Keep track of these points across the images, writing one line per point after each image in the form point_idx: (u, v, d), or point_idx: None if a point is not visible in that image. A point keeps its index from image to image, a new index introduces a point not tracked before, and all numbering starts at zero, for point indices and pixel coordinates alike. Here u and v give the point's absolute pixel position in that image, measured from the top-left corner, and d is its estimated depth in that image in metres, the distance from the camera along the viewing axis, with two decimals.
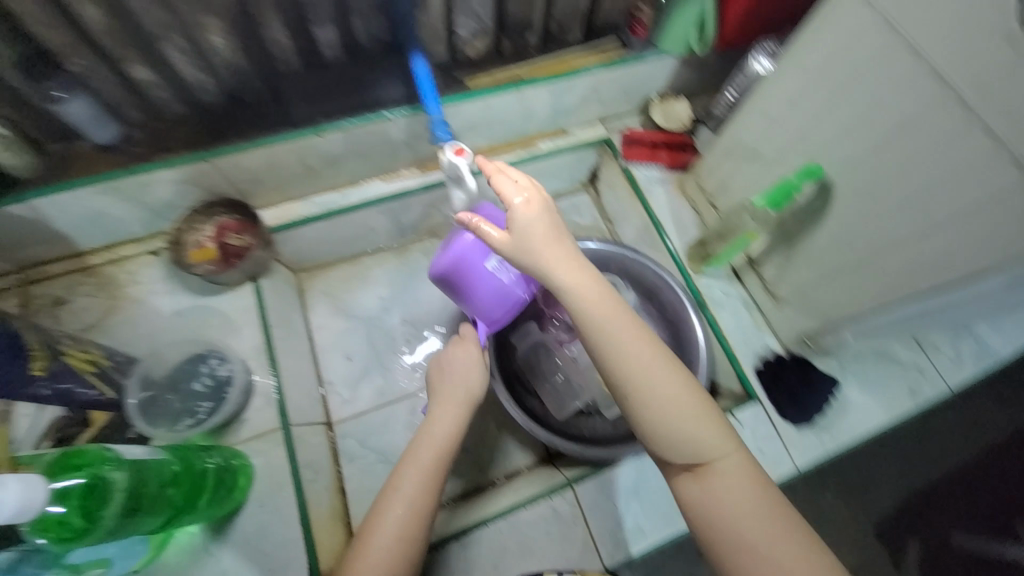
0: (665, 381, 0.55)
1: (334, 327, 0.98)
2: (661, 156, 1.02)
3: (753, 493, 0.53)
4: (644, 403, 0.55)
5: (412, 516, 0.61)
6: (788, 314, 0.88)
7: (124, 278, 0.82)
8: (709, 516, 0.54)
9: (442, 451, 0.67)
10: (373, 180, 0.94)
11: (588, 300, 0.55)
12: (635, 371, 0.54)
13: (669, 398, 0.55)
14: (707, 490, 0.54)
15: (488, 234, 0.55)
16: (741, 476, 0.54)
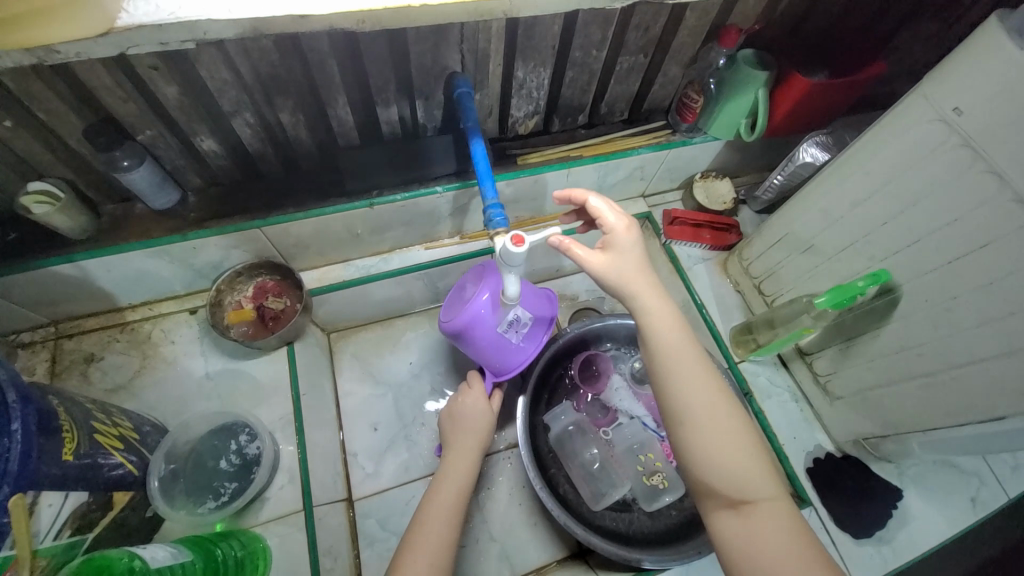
0: (721, 414, 0.56)
1: (362, 393, 0.94)
2: (704, 236, 1.01)
3: (797, 542, 0.50)
4: (696, 426, 0.55)
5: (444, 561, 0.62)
6: (840, 411, 0.83)
7: (158, 337, 0.81)
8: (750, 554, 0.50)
9: (462, 497, 0.69)
10: (416, 247, 0.94)
11: (659, 320, 0.58)
12: (695, 391, 0.56)
13: (722, 428, 0.55)
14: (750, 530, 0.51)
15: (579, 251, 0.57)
16: (784, 522, 0.51)
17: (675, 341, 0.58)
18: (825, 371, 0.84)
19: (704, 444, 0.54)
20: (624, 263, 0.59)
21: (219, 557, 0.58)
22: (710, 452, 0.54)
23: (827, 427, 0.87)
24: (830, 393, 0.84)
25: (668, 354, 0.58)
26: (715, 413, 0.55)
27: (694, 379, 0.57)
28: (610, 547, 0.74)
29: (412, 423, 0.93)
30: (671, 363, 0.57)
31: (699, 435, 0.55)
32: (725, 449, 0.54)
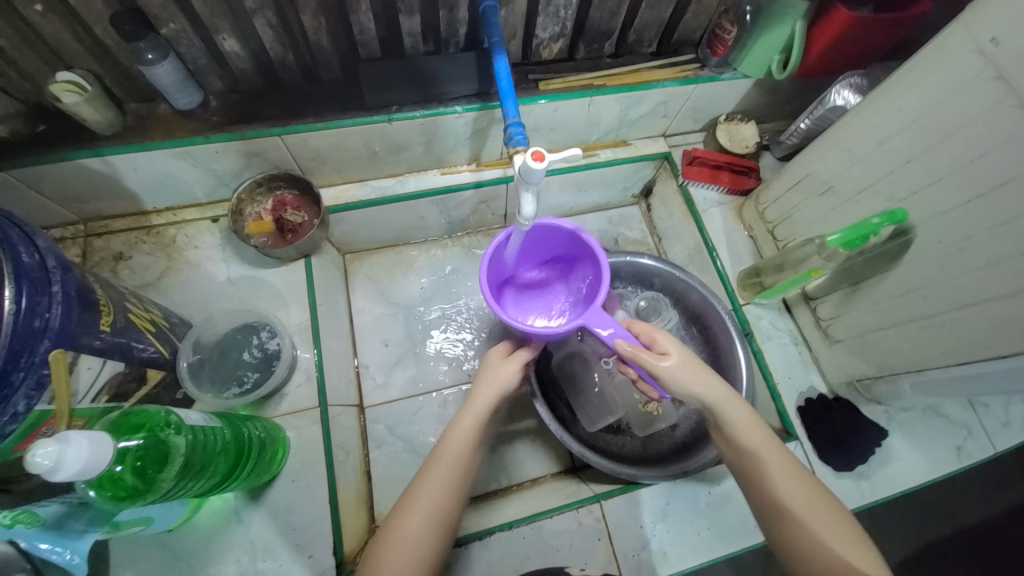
0: (807, 494, 0.55)
1: (374, 312, 0.98)
2: (723, 178, 1.00)
3: None
4: (784, 510, 0.55)
5: (441, 523, 0.55)
6: (837, 355, 0.85)
7: (183, 241, 0.84)
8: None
9: (467, 457, 0.59)
10: (431, 172, 0.94)
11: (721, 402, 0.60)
12: (776, 470, 0.56)
13: (815, 513, 0.54)
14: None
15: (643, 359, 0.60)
16: None
17: (756, 428, 0.59)
18: (828, 315, 0.85)
19: (796, 531, 0.54)
20: (686, 363, 0.61)
21: (243, 434, 0.62)
22: (804, 540, 0.53)
23: (823, 369, 0.89)
24: (830, 337, 0.86)
25: (751, 441, 0.58)
26: (802, 497, 0.55)
27: (779, 463, 0.57)
28: (602, 462, 0.79)
29: (422, 342, 0.97)
30: (752, 453, 0.58)
31: (787, 514, 0.55)
32: (821, 534, 0.53)
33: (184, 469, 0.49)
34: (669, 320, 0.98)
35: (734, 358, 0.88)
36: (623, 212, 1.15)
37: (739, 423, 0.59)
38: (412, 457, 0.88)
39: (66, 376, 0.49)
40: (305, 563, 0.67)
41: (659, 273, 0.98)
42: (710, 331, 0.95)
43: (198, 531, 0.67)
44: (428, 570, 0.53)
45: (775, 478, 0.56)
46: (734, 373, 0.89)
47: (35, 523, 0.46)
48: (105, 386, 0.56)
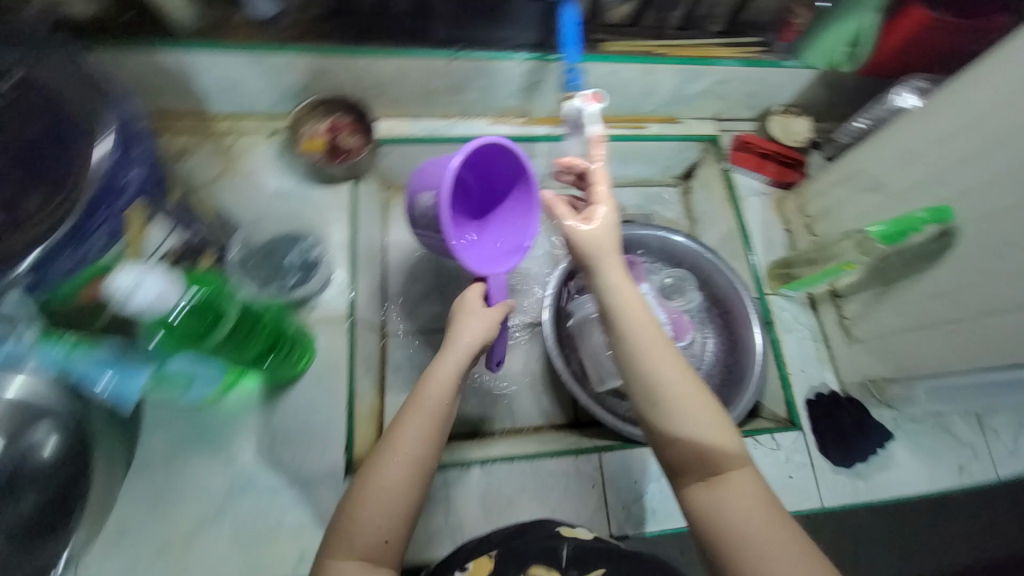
0: (691, 386, 0.57)
1: (407, 248, 1.01)
2: (768, 168, 1.00)
3: (763, 510, 0.52)
4: (673, 401, 0.56)
5: (407, 485, 0.54)
6: (857, 354, 0.85)
7: (239, 149, 0.88)
8: (712, 523, 0.53)
9: (439, 409, 0.57)
10: (481, 120, 0.96)
11: (626, 298, 0.60)
12: (668, 367, 0.57)
13: (702, 418, 0.56)
14: (720, 496, 0.54)
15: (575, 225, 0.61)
16: (749, 490, 0.54)
17: (645, 317, 0.59)
18: (853, 314, 0.86)
19: (682, 419, 0.56)
20: (602, 237, 0.61)
21: (279, 324, 0.66)
22: (687, 428, 0.56)
23: (838, 368, 0.89)
24: (852, 336, 0.87)
25: (641, 338, 0.58)
26: (686, 400, 0.56)
27: (664, 354, 0.58)
28: (609, 416, 0.81)
29: (448, 284, 1.00)
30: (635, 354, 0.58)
31: (661, 412, 0.56)
32: (699, 443, 0.55)
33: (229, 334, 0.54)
34: (692, 300, 1.00)
35: (750, 342, 0.90)
36: (660, 192, 1.14)
37: (636, 317, 0.59)
38: None
39: (142, 232, 0.53)
40: (317, 457, 0.72)
41: (689, 253, 0.99)
42: (730, 316, 0.96)
43: (223, 413, 0.72)
44: (404, 525, 0.53)
45: (664, 371, 0.57)
46: (747, 355, 0.91)
47: (95, 351, 0.50)
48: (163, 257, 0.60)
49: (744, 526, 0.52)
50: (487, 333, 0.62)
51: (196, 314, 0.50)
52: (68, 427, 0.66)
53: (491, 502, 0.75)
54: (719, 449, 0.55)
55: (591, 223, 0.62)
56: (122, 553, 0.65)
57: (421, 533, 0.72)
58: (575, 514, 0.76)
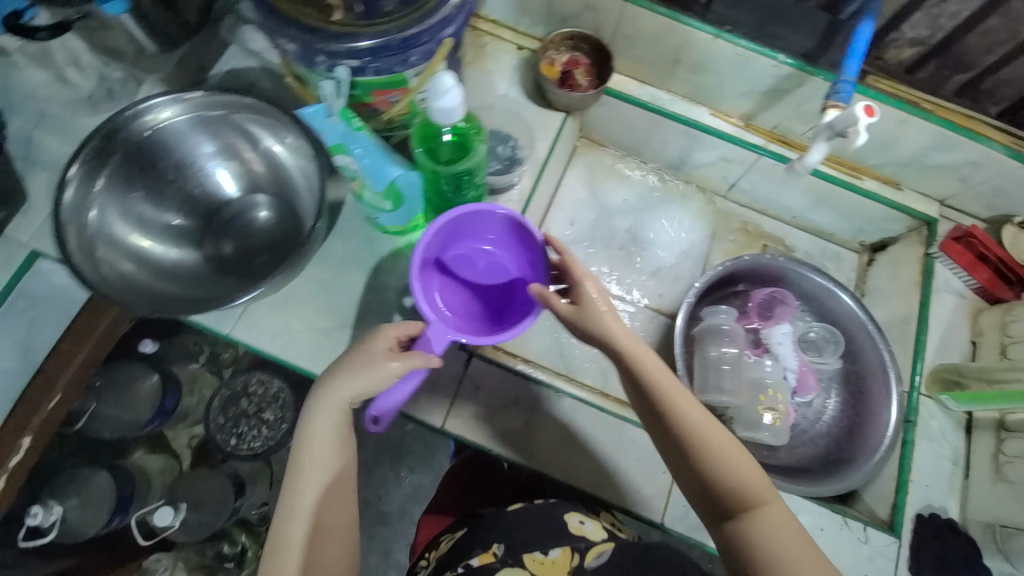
0: (711, 425, 0.61)
1: (576, 194, 1.05)
2: (983, 272, 0.89)
3: (801, 543, 0.56)
4: (698, 446, 0.60)
5: (334, 473, 0.64)
6: (997, 494, 0.77)
7: (488, 49, 0.97)
8: (756, 557, 0.56)
9: (321, 463, 0.63)
10: (702, 108, 0.97)
11: (632, 347, 0.63)
12: (690, 414, 0.61)
13: (733, 457, 0.59)
14: (755, 538, 0.56)
15: (558, 304, 0.64)
16: (785, 524, 0.57)
17: (658, 364, 0.63)
18: (1014, 453, 0.78)
19: (713, 466, 0.59)
20: (597, 292, 0.65)
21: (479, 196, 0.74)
22: (722, 476, 0.59)
23: (966, 502, 0.80)
24: (1001, 475, 0.78)
25: (660, 381, 0.62)
26: (708, 435, 0.60)
27: (681, 402, 0.61)
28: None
29: (597, 241, 1.03)
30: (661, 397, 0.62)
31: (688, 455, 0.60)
32: (728, 484, 0.59)
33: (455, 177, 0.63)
34: (827, 363, 0.94)
35: (879, 430, 0.83)
36: (839, 252, 1.06)
37: (652, 370, 0.62)
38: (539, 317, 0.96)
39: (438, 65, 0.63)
40: None
41: (849, 318, 0.92)
42: (865, 397, 0.89)
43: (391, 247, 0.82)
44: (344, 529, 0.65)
45: (689, 417, 0.61)
46: (870, 440, 0.84)
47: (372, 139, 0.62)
48: None
49: (788, 557, 0.55)
50: (388, 362, 0.61)
51: (463, 135, 0.61)
52: (282, 200, 0.78)
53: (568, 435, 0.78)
54: (755, 486, 0.58)
55: (575, 304, 0.65)
56: (290, 318, 0.79)
57: (501, 427, 0.78)
58: (638, 486, 0.78)
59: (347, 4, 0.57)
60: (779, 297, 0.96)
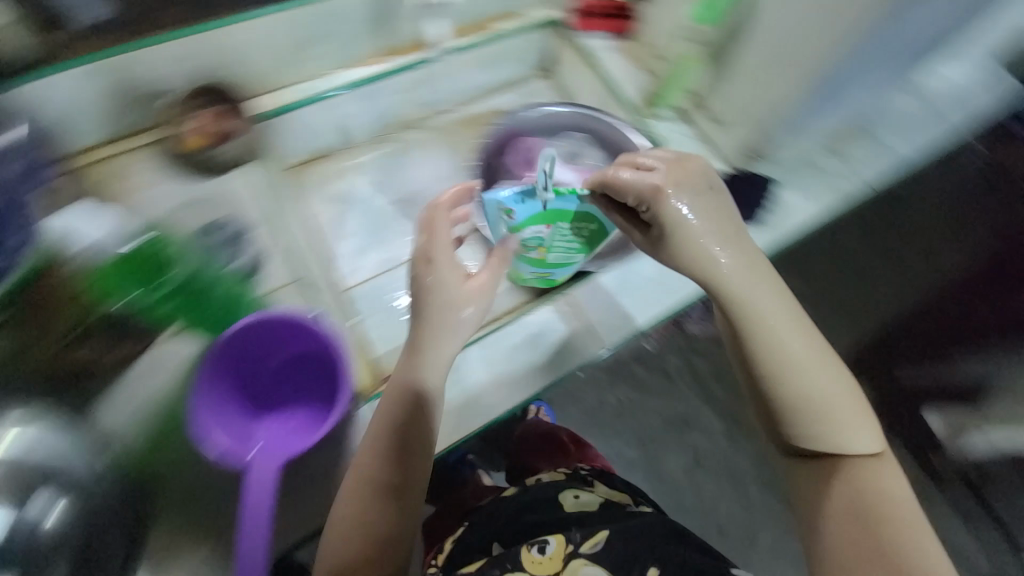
0: (820, 359, 0.72)
1: (326, 214, 1.01)
2: (605, 25, 1.14)
3: (841, 388, 0.71)
4: (789, 368, 0.70)
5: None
6: (730, 132, 1.01)
7: (128, 167, 0.90)
8: (827, 417, 0.70)
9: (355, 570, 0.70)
10: (354, 69, 0.99)
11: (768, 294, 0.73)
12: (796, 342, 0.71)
13: (768, 317, 0.71)
14: (805, 383, 0.70)
15: (621, 179, 0.73)
16: (830, 373, 0.71)
17: (773, 304, 0.72)
18: (715, 103, 1.01)
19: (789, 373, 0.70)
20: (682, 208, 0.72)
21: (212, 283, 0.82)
22: (798, 385, 0.70)
23: (721, 153, 1.04)
24: (722, 122, 1.01)
25: (755, 322, 0.71)
26: (820, 361, 0.72)
27: (781, 336, 0.71)
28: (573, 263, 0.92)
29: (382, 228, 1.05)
30: (734, 276, 0.72)
31: (792, 377, 0.70)
32: (839, 430, 0.70)
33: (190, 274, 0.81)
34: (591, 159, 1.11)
35: None
36: (528, 87, 1.23)
37: (764, 306, 0.72)
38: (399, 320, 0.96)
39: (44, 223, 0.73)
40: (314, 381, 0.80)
41: (574, 118, 1.11)
42: (624, 154, 1.09)
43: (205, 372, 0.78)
44: None
45: (785, 338, 0.71)
46: None
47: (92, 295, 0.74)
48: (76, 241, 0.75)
49: (831, 412, 0.70)
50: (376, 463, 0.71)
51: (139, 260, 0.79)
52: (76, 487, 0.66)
53: (495, 366, 0.83)
54: (825, 387, 0.70)
55: (639, 194, 0.72)
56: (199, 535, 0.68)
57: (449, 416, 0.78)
58: (571, 343, 0.85)
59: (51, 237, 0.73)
60: (528, 146, 1.10)
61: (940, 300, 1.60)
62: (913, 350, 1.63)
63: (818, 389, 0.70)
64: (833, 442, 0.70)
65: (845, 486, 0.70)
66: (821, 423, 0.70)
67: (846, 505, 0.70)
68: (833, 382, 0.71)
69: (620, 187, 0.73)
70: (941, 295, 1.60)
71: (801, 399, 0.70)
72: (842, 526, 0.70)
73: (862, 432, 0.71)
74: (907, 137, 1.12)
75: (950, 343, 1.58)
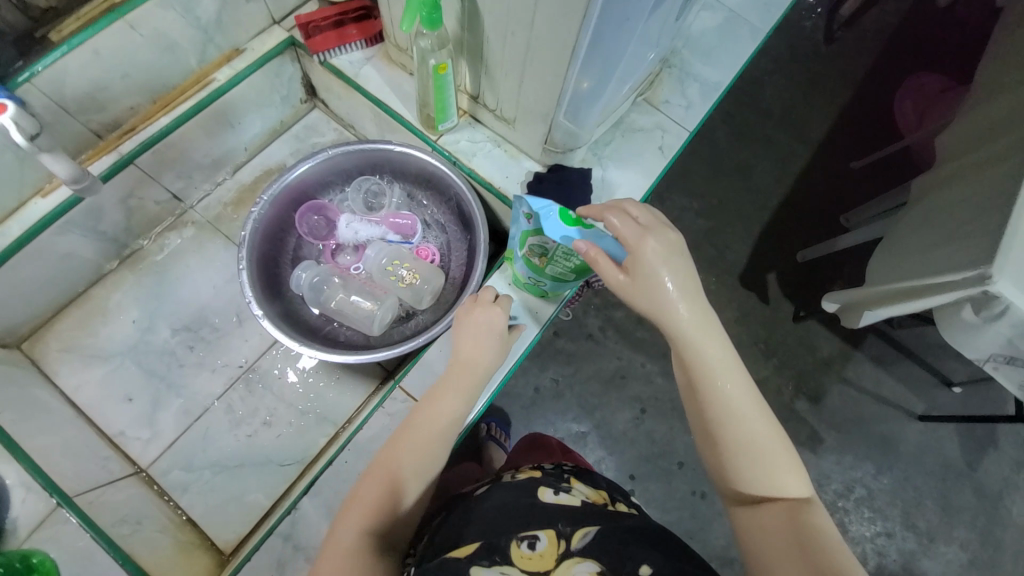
0: (753, 405, 0.54)
1: (95, 378, 0.84)
2: (351, 33, 0.92)
3: (782, 460, 0.52)
4: (710, 390, 0.54)
5: None
6: (523, 130, 0.86)
7: None
8: (743, 480, 0.52)
9: None
10: (30, 201, 0.76)
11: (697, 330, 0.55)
12: (731, 382, 0.54)
13: (701, 330, 0.55)
14: (736, 423, 0.53)
15: (608, 266, 0.58)
16: (776, 451, 0.52)
17: (715, 349, 0.55)
18: (493, 103, 0.85)
19: (719, 402, 0.53)
20: (683, 284, 0.55)
21: None
22: (727, 417, 0.53)
23: (527, 152, 0.91)
24: (510, 121, 0.87)
25: (702, 358, 0.55)
26: (779, 455, 0.52)
27: (711, 361, 0.54)
28: (392, 349, 0.77)
29: (170, 372, 0.85)
30: (684, 302, 0.55)
31: (726, 414, 0.53)
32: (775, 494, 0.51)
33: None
34: (394, 196, 0.98)
35: (455, 185, 0.90)
36: (305, 123, 1.06)
37: (710, 349, 0.55)
38: (227, 475, 0.81)
39: None
40: None
41: (357, 156, 0.92)
42: (428, 181, 0.95)
43: None
44: None
45: (711, 363, 0.54)
46: (462, 199, 0.92)
47: None
48: None
49: (767, 480, 0.51)
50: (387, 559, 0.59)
51: None
52: None
53: None
54: (754, 437, 0.52)
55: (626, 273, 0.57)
56: None
57: None
58: None
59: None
60: (318, 208, 0.95)
61: (800, 189, 1.50)
62: (803, 230, 1.48)
63: (740, 433, 0.52)
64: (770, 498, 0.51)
65: (784, 518, 0.50)
66: (750, 458, 0.52)
67: (785, 525, 0.50)
68: (765, 426, 0.53)
69: (642, 259, 0.55)
70: (800, 183, 1.51)
71: (726, 420, 0.53)
72: (793, 545, 0.48)
73: (786, 477, 0.52)
74: (714, 62, 1.02)
75: (829, 218, 1.49)
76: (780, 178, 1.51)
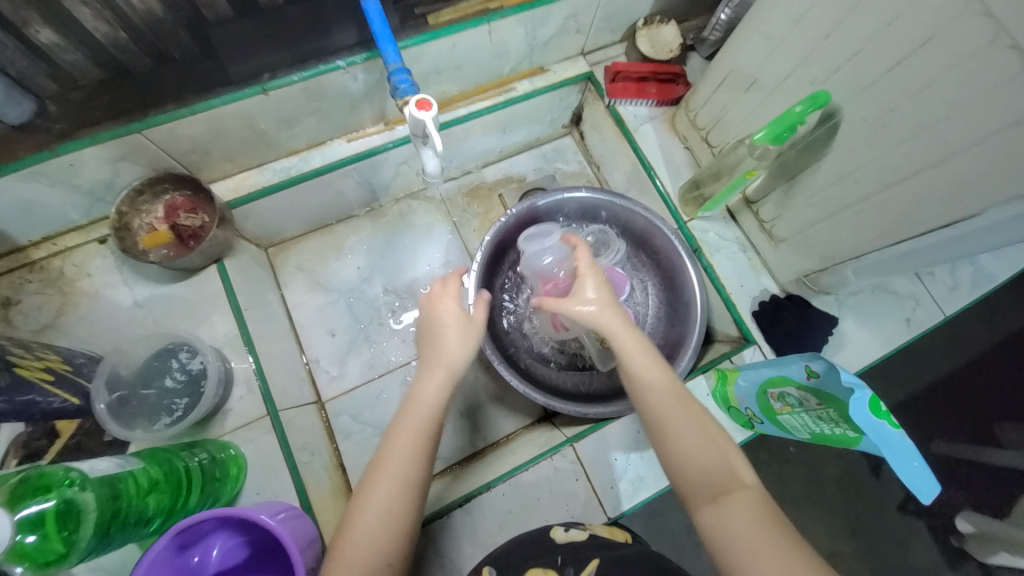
0: (709, 434, 0.54)
1: (313, 303, 0.93)
2: (650, 91, 0.93)
3: (752, 504, 0.49)
4: (662, 419, 0.56)
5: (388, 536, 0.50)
6: (784, 254, 0.83)
7: (73, 271, 0.74)
8: (730, 525, 0.48)
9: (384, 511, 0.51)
10: (337, 141, 0.86)
11: (633, 351, 0.60)
12: (673, 411, 0.56)
13: (624, 325, 0.61)
14: (691, 449, 0.53)
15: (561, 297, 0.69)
16: (749, 507, 0.49)
17: (661, 373, 0.58)
18: (770, 217, 0.83)
19: (676, 440, 0.54)
20: (597, 295, 0.64)
21: (173, 467, 0.60)
22: (682, 449, 0.54)
23: (773, 270, 0.88)
24: (775, 238, 0.84)
25: (643, 379, 0.58)
26: (759, 505, 0.49)
27: (651, 382, 0.58)
28: (571, 407, 0.79)
29: (370, 326, 0.93)
30: (610, 324, 0.62)
31: (674, 442, 0.54)
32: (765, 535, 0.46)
33: (105, 489, 0.50)
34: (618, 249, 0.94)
35: (686, 273, 0.87)
36: (556, 146, 1.08)
37: (644, 364, 0.58)
38: (383, 440, 0.86)
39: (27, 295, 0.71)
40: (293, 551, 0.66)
41: (600, 203, 0.93)
42: (659, 251, 0.92)
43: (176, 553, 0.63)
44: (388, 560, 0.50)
45: (655, 397, 0.57)
46: (687, 288, 0.88)
47: (68, 562, 0.46)
48: (40, 318, 0.72)
49: (749, 523, 0.47)
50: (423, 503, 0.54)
51: (61, 518, 0.46)
52: None
53: (482, 534, 0.74)
54: (716, 466, 0.52)
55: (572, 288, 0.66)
56: None
57: None
58: (567, 513, 0.76)
59: (69, 375, 0.65)
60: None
61: (979, 367, 1.15)
62: (948, 418, 1.13)
63: (704, 453, 0.53)
64: (755, 537, 0.46)
65: (745, 511, 0.48)
66: (713, 487, 0.51)
67: (753, 517, 0.48)
68: (717, 442, 0.54)
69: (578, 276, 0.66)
70: (978, 361, 1.15)
71: (682, 449, 0.54)
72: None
73: (758, 519, 0.48)
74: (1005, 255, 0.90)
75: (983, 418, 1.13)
76: (951, 351, 1.15)
